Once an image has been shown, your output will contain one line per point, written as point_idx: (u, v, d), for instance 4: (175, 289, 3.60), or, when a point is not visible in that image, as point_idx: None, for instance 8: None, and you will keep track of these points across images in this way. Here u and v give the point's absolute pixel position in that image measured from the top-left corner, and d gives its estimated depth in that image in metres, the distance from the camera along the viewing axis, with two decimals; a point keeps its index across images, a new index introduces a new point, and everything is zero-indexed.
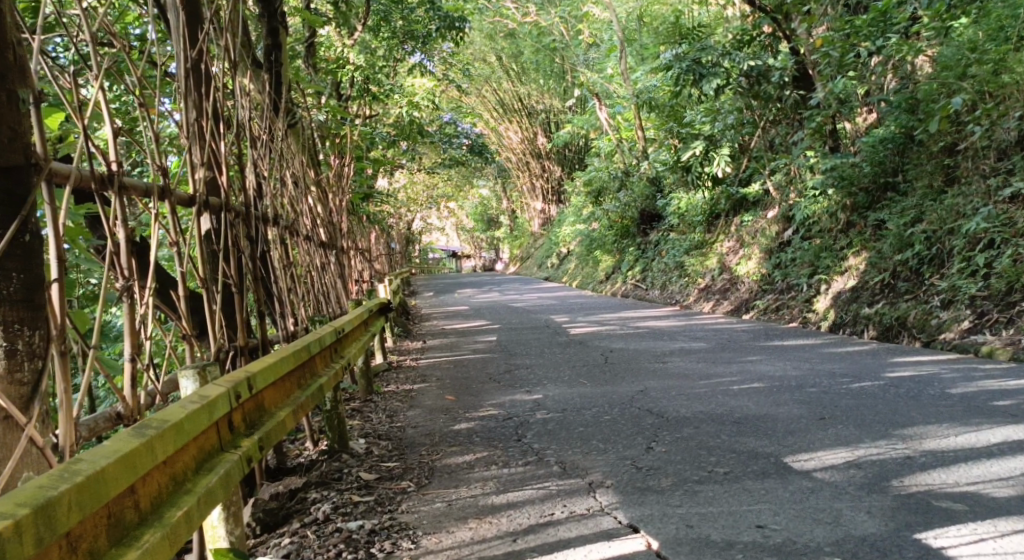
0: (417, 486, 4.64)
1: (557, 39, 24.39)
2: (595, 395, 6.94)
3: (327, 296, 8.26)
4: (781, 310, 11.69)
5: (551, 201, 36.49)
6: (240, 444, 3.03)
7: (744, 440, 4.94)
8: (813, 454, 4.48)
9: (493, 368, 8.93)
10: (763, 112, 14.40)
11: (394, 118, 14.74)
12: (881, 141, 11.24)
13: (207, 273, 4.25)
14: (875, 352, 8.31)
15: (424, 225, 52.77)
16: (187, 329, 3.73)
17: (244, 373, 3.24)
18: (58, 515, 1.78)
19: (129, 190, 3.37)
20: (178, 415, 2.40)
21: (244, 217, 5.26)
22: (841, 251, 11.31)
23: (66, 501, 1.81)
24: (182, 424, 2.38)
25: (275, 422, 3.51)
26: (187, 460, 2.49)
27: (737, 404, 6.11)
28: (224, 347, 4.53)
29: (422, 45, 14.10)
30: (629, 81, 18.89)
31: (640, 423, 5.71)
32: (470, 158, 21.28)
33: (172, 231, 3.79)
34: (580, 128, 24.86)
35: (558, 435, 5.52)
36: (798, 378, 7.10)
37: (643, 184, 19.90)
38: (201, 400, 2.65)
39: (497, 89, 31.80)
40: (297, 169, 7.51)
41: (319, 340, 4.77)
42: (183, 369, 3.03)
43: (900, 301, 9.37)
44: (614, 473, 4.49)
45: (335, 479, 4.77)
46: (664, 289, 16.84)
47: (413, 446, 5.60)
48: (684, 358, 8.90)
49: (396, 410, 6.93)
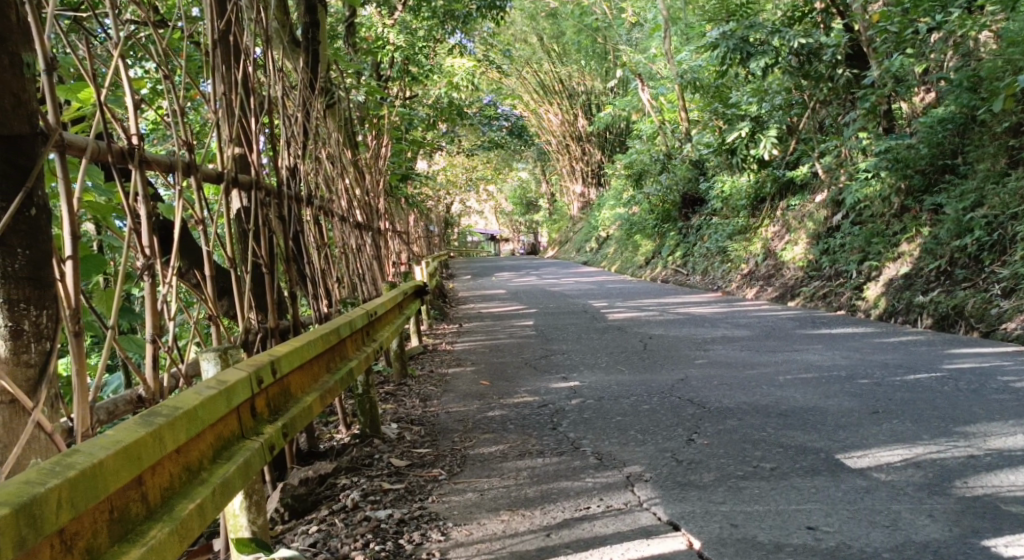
0: (449, 474, 4.48)
1: (599, 19, 24.04)
2: (634, 383, 6.75)
3: (363, 277, 8.12)
4: (828, 298, 11.39)
5: (591, 184, 36.15)
6: (262, 430, 2.89)
7: (791, 434, 4.72)
8: (866, 451, 4.26)
9: (530, 353, 8.77)
10: (813, 92, 14.08)
11: (433, 99, 14.59)
12: (940, 121, 10.90)
13: (237, 253, 4.13)
14: (931, 342, 8.02)
15: (463, 207, 52.70)
16: (214, 311, 3.59)
17: (267, 357, 3.11)
18: (45, 513, 1.65)
19: (152, 166, 3.23)
20: (191, 400, 2.25)
21: (277, 197, 5.13)
22: (894, 237, 10.97)
23: (56, 498, 1.68)
24: (196, 411, 2.24)
25: (301, 408, 3.37)
26: (204, 447, 2.36)
27: (783, 394, 5.90)
28: (255, 328, 4.39)
29: (463, 25, 13.92)
30: (673, 61, 18.56)
31: (681, 413, 5.51)
32: (510, 140, 21.09)
33: (197, 209, 3.66)
34: (621, 110, 24.54)
35: (595, 424, 5.34)
36: (849, 369, 6.86)
37: (686, 166, 19.61)
38: (219, 386, 2.51)
39: (538, 70, 31.56)
40: (335, 148, 7.38)
41: (349, 323, 4.63)
42: (204, 351, 2.89)
43: (957, 290, 9.05)
44: (653, 466, 4.31)
45: (365, 465, 4.63)
46: (706, 275, 16.55)
47: (446, 432, 5.45)
48: (727, 345, 8.67)
49: (430, 394, 6.80)
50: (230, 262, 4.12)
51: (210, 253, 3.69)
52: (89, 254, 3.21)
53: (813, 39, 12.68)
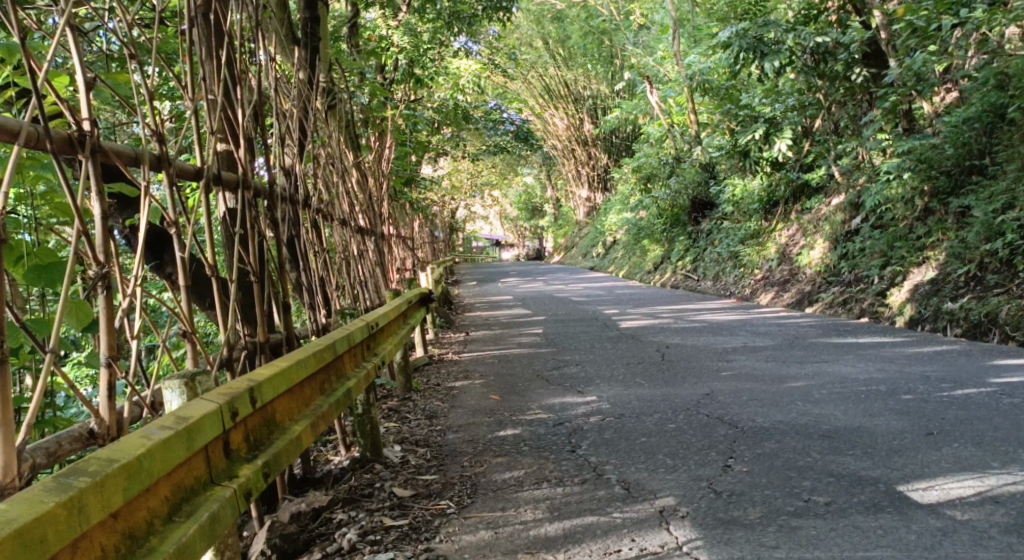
0: (459, 507, 4.00)
1: (607, 20, 23.56)
2: (657, 397, 6.27)
3: (365, 284, 7.63)
4: (849, 304, 10.89)
5: (598, 188, 35.75)
6: (237, 471, 2.40)
7: (841, 460, 4.23)
8: (932, 482, 3.83)
9: (541, 364, 8.29)
10: (829, 92, 13.59)
11: (439, 100, 14.09)
12: (966, 120, 10.38)
13: (218, 258, 3.64)
14: (968, 352, 7.54)
15: (468, 213, 52.34)
16: (188, 328, 3.11)
17: (245, 383, 2.62)
18: None
19: (110, 155, 2.77)
20: (133, 451, 1.92)
21: (269, 198, 4.65)
22: (918, 240, 10.48)
23: None
24: (134, 463, 1.90)
25: (286, 442, 2.88)
26: (143, 514, 1.94)
27: (822, 412, 5.42)
28: (242, 342, 3.88)
29: (468, 25, 13.45)
30: (683, 64, 18.11)
31: (711, 434, 5.02)
32: (514, 144, 20.59)
33: (170, 210, 3.17)
34: (628, 113, 24.09)
35: (619, 446, 4.86)
36: (889, 382, 6.38)
37: (695, 169, 19.10)
38: (172, 426, 2.08)
39: (544, 74, 31.08)
40: (336, 147, 6.86)
41: (347, 337, 4.14)
42: (166, 380, 2.42)
43: (988, 296, 8.56)
44: (688, 499, 3.82)
45: (364, 496, 4.14)
46: (718, 281, 16.05)
47: (454, 455, 4.97)
48: (751, 355, 8.18)
49: (436, 411, 6.31)
50: (209, 269, 3.61)
51: (186, 257, 3.21)
52: (55, 261, 2.84)
53: (830, 38, 12.20)
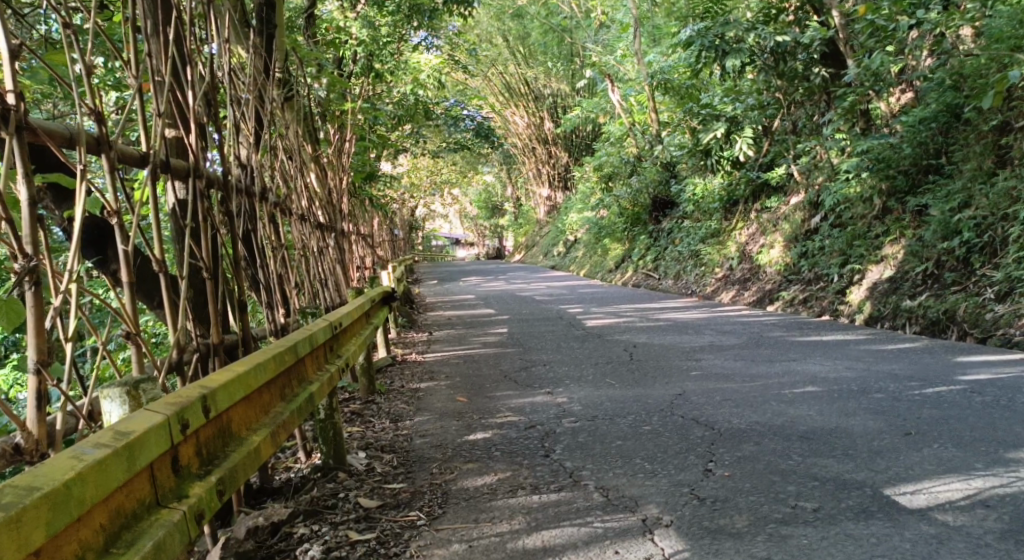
0: (429, 518, 3.79)
1: (568, 18, 23.37)
2: (627, 399, 6.09)
3: (325, 282, 7.38)
4: (809, 302, 10.81)
5: (558, 187, 35.59)
6: (187, 490, 2.20)
7: (824, 463, 4.07)
8: (920, 484, 3.69)
9: (507, 365, 8.08)
10: (790, 90, 13.54)
11: (400, 97, 13.79)
12: (922, 120, 10.30)
13: (167, 253, 3.41)
14: (932, 350, 7.45)
15: (427, 212, 52.02)
16: (133, 328, 2.90)
17: (197, 391, 2.38)
18: None
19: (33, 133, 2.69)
20: (58, 477, 1.77)
21: (222, 189, 4.41)
22: (877, 239, 10.43)
23: None
24: (57, 491, 1.76)
25: (244, 453, 2.67)
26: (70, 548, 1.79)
27: (796, 412, 5.27)
28: (195, 343, 3.62)
29: (429, 20, 13.18)
30: (643, 62, 17.99)
31: (687, 436, 4.85)
32: (475, 142, 20.33)
33: (111, 199, 3.01)
34: (589, 112, 23.93)
35: (593, 450, 4.67)
36: (859, 381, 6.25)
37: (655, 168, 18.97)
38: (108, 445, 1.92)
39: (504, 73, 30.84)
40: (294, 140, 6.59)
41: (308, 337, 3.88)
42: (105, 389, 2.23)
43: (947, 294, 8.50)
44: (672, 506, 3.64)
45: (328, 508, 3.91)
46: (678, 279, 15.96)
47: (422, 462, 4.75)
48: (718, 354, 8.04)
49: (401, 414, 6.07)
50: (158, 265, 3.37)
51: (128, 251, 3.02)
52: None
53: (790, 37, 12.11)
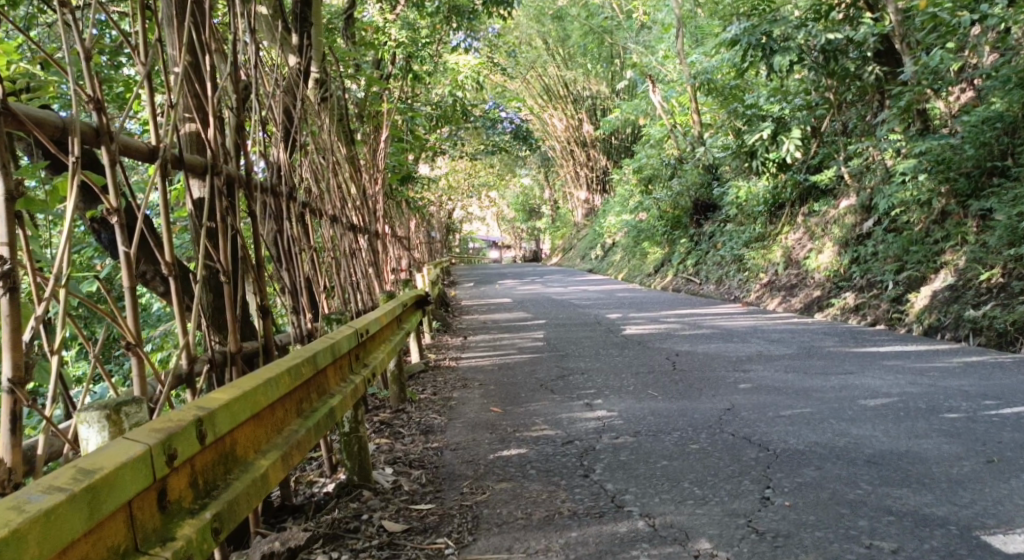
0: (458, 546, 3.46)
1: (609, 18, 22.94)
2: (673, 413, 5.73)
3: (357, 285, 7.10)
4: (862, 310, 10.34)
5: (596, 190, 35.16)
6: (174, 532, 2.05)
7: (898, 494, 3.68)
8: (1013, 524, 3.30)
9: (544, 373, 7.74)
10: (842, 90, 13.03)
11: (437, 97, 13.50)
12: (985, 120, 9.76)
13: (177, 254, 3.04)
14: (1003, 364, 6.98)
15: (465, 214, 51.85)
16: (130, 337, 2.60)
17: (193, 411, 2.21)
18: None
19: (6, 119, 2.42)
20: None
21: (246, 187, 4.10)
22: (936, 244, 9.94)
23: None
24: None
25: (253, 478, 2.44)
26: None
27: (861, 433, 4.86)
28: (211, 350, 3.29)
29: (468, 21, 12.85)
30: (686, 62, 17.57)
31: (740, 457, 4.48)
32: (514, 143, 19.99)
33: (113, 197, 2.71)
34: (629, 113, 23.51)
35: (636, 471, 4.32)
36: (926, 398, 5.82)
37: (697, 171, 18.49)
38: (61, 491, 1.76)
39: (543, 74, 30.56)
40: (327, 138, 6.27)
41: (332, 346, 3.62)
42: (82, 412, 2.09)
43: (1015, 304, 8.00)
44: (727, 541, 3.28)
45: (348, 531, 3.61)
46: (721, 284, 15.53)
47: (452, 479, 4.42)
48: (768, 365, 7.63)
49: (432, 425, 5.75)
50: (166, 267, 3.00)
51: (130, 253, 2.69)
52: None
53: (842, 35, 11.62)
